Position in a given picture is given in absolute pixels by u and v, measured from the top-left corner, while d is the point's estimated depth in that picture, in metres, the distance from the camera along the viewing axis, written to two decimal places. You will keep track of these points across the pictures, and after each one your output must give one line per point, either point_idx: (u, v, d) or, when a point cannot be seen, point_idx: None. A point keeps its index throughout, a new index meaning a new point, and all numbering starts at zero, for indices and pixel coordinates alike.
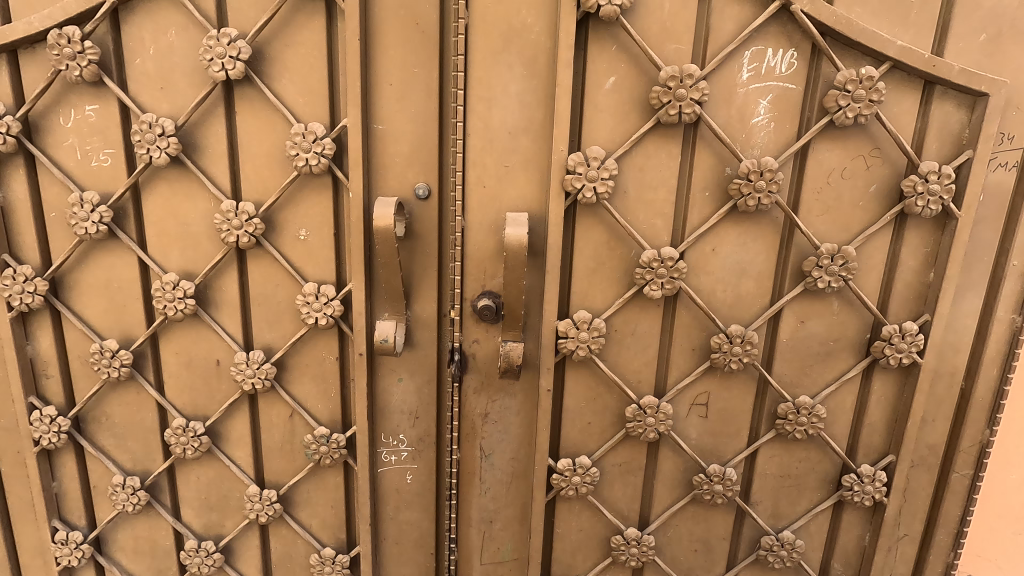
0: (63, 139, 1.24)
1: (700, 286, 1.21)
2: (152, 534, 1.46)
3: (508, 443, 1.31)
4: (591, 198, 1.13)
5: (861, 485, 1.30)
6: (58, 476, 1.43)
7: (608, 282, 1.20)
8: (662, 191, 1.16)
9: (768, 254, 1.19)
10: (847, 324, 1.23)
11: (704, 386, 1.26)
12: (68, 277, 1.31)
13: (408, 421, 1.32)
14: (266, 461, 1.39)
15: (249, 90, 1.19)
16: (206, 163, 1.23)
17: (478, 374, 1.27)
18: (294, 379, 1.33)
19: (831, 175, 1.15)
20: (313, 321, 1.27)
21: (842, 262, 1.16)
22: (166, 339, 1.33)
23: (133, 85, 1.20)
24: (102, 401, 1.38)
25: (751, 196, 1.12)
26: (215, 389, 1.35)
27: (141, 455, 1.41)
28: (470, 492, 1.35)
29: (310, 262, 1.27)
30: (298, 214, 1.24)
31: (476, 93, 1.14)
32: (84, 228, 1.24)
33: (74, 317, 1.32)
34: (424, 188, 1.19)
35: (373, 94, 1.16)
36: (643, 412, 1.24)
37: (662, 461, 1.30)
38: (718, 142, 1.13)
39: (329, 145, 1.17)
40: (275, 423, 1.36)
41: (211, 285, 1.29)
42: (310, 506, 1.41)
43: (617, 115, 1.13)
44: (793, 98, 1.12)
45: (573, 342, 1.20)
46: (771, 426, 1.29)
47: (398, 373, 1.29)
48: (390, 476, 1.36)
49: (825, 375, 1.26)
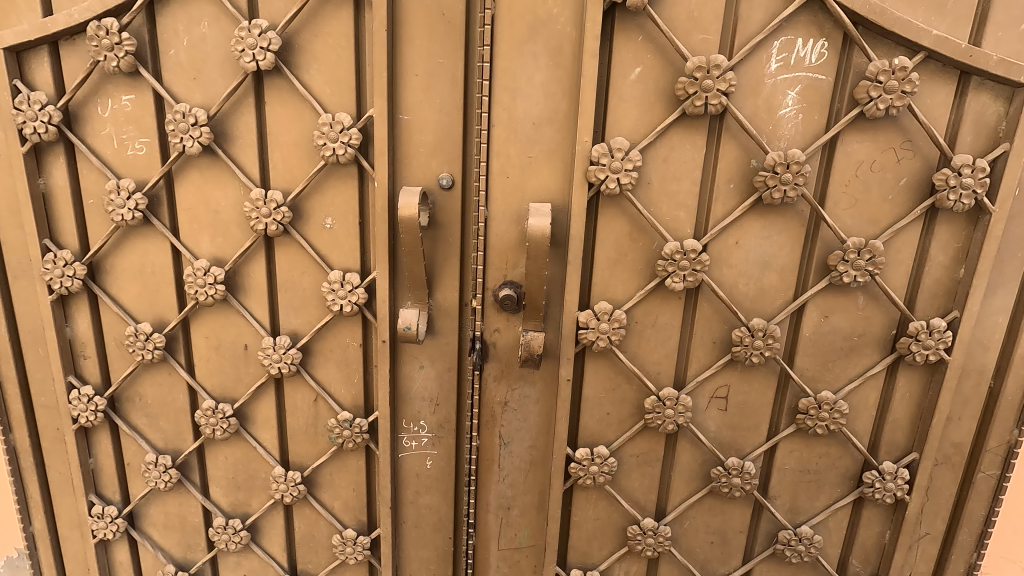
0: (101, 128, 1.28)
1: (722, 278, 1.20)
2: (182, 511, 1.52)
3: (526, 431, 1.33)
4: (614, 189, 1.13)
5: (883, 482, 1.29)
6: (94, 452, 1.50)
7: (629, 273, 1.20)
8: (686, 183, 1.15)
9: (793, 248, 1.18)
10: (872, 320, 1.21)
11: (724, 379, 1.26)
12: (105, 262, 1.36)
13: (429, 407, 1.35)
14: (291, 443, 1.43)
15: (279, 81, 1.21)
16: (236, 152, 1.26)
17: (499, 362, 1.29)
18: (319, 364, 1.37)
19: (860, 168, 1.13)
20: (339, 307, 1.30)
21: (868, 257, 1.15)
22: (196, 323, 1.37)
23: (167, 75, 1.23)
24: (135, 382, 1.43)
25: (777, 189, 1.11)
26: (243, 373, 1.39)
27: (172, 435, 1.46)
28: (488, 478, 1.37)
29: (336, 250, 1.29)
30: (325, 203, 1.26)
31: (500, 84, 1.14)
32: (120, 215, 1.29)
33: (110, 301, 1.37)
34: (447, 177, 1.20)
35: (399, 85, 1.18)
36: (662, 403, 1.25)
37: (680, 453, 1.31)
38: (745, 133, 1.12)
39: (356, 135, 1.19)
40: (300, 407, 1.40)
41: (240, 272, 1.32)
42: (332, 488, 1.45)
43: (642, 106, 1.12)
44: (823, 89, 1.10)
45: (593, 332, 1.21)
46: (791, 420, 1.28)
47: (420, 360, 1.32)
48: (410, 461, 1.39)
49: (848, 371, 1.25)
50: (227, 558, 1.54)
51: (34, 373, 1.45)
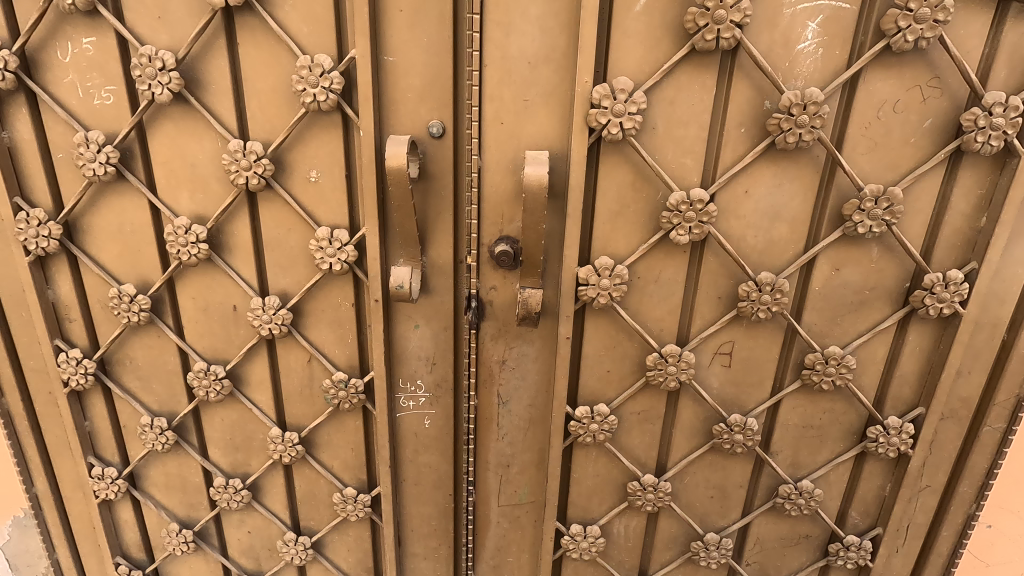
0: (63, 76, 1.19)
1: (730, 231, 1.14)
2: (182, 471, 1.52)
3: (525, 390, 1.30)
4: (616, 134, 1.04)
5: (887, 437, 1.27)
6: (90, 415, 1.48)
7: (631, 227, 1.13)
8: (693, 128, 1.07)
9: (805, 197, 1.11)
10: (885, 272, 1.16)
11: (729, 334, 1.22)
12: (81, 221, 1.29)
13: (426, 366, 1.34)
14: (287, 404, 1.42)
15: (251, 19, 1.11)
16: (210, 100, 1.17)
17: (496, 321, 1.24)
18: (311, 325, 1.33)
19: (881, 109, 1.05)
20: (328, 266, 1.25)
21: (886, 205, 1.08)
22: (182, 283, 1.32)
23: (129, 15, 1.13)
24: (124, 344, 1.39)
25: (792, 132, 1.03)
26: (233, 334, 1.36)
27: (166, 398, 1.44)
28: (487, 437, 1.36)
29: (322, 206, 1.23)
30: (307, 154, 1.19)
31: (492, 18, 1.02)
32: (92, 169, 1.21)
33: (90, 261, 1.31)
34: (437, 125, 1.13)
35: (382, 23, 1.09)
36: (665, 360, 1.21)
37: (681, 409, 1.29)
38: (759, 71, 1.02)
39: (338, 79, 1.10)
40: (294, 368, 1.38)
41: (224, 230, 1.26)
42: (331, 448, 1.45)
43: (646, 42, 1.01)
44: (846, 19, 1.00)
45: (594, 289, 1.15)
46: (796, 376, 1.25)
47: (415, 319, 1.29)
48: (408, 420, 1.39)
49: (857, 326, 1.21)
50: (230, 516, 1.56)
51: (19, 337, 1.41)
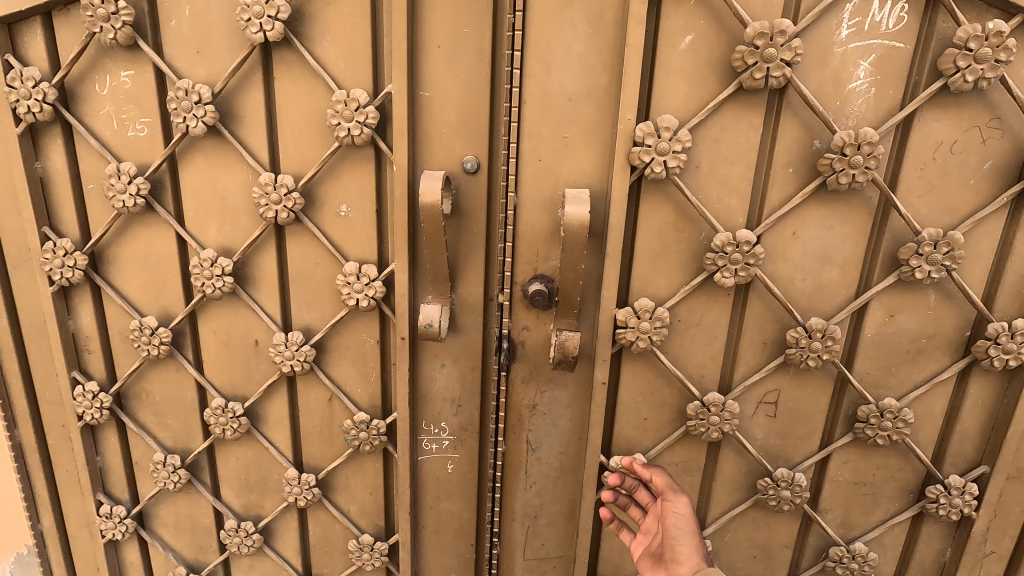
0: (100, 108, 1.19)
1: (777, 274, 1.08)
2: (193, 512, 1.45)
3: (556, 436, 1.23)
4: (660, 173, 1.00)
5: (949, 497, 1.17)
6: (102, 450, 1.43)
7: (672, 268, 1.08)
8: (739, 166, 1.03)
9: (857, 240, 1.06)
10: (943, 319, 1.09)
11: (775, 383, 1.15)
12: (107, 251, 1.28)
13: (451, 409, 1.28)
14: (305, 444, 1.36)
15: (288, 53, 1.11)
16: (243, 133, 1.16)
17: (527, 363, 1.19)
18: (334, 363, 1.29)
19: (938, 150, 1.00)
20: (354, 302, 1.21)
21: (946, 250, 1.02)
22: (204, 316, 1.29)
23: (169, 49, 1.14)
24: (142, 378, 1.36)
25: (845, 173, 0.98)
26: (254, 370, 1.31)
27: (181, 434, 1.39)
28: (515, 485, 1.28)
29: (351, 240, 1.20)
30: (339, 188, 1.17)
31: (533, 55, 1.01)
32: (121, 201, 1.20)
33: (113, 292, 1.29)
34: (472, 160, 1.10)
35: (419, 59, 1.07)
36: (707, 410, 1.14)
37: (722, 461, 1.21)
38: (809, 110, 0.99)
39: (373, 114, 1.09)
40: (314, 406, 1.33)
41: (250, 263, 1.24)
42: (348, 491, 1.38)
43: (691, 80, 0.98)
44: (900, 58, 0.96)
45: (633, 332, 1.09)
46: (847, 429, 1.17)
47: (441, 359, 1.24)
48: (431, 465, 1.32)
49: (914, 376, 1.13)
50: (240, 561, 1.48)
51: (37, 368, 1.38)
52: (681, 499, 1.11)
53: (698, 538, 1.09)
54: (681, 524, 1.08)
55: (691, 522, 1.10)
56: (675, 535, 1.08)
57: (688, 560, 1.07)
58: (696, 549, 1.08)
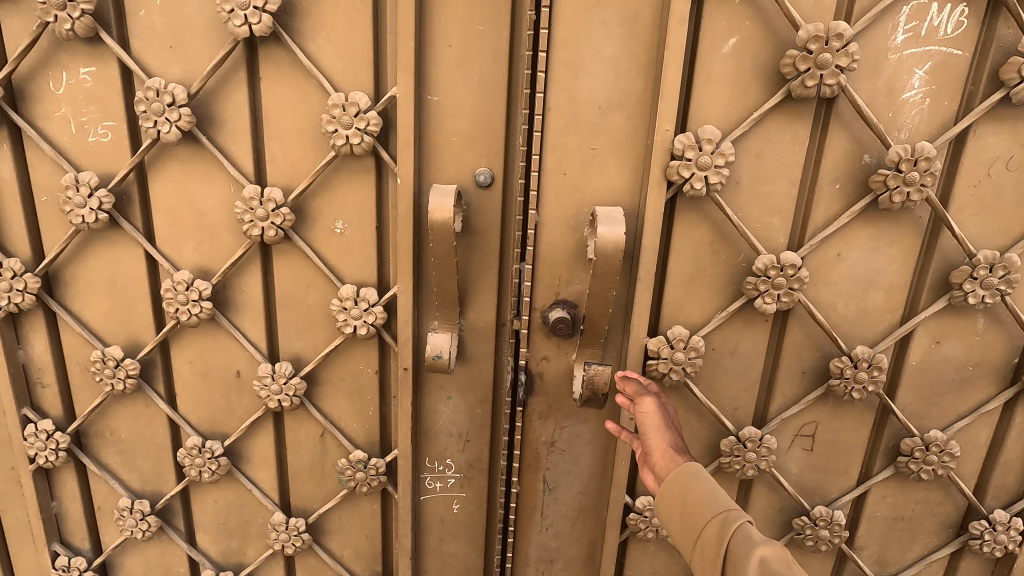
0: (54, 109, 1.03)
1: (819, 298, 0.99)
2: (164, 561, 1.29)
3: (576, 474, 1.12)
4: (700, 189, 0.90)
5: (993, 533, 1.11)
6: (58, 495, 1.26)
7: (707, 292, 0.99)
8: (783, 182, 0.94)
9: (905, 262, 0.98)
10: (991, 346, 1.02)
11: (813, 415, 1.06)
12: (63, 272, 1.12)
13: (457, 445, 1.15)
14: (293, 484, 1.22)
15: (277, 50, 0.98)
16: (224, 140, 1.02)
17: (545, 397, 1.08)
18: (327, 396, 1.15)
19: (993, 166, 0.93)
20: (351, 330, 1.08)
21: (1002, 274, 0.95)
22: (178, 345, 1.14)
23: (136, 43, 0.99)
24: (105, 415, 1.20)
25: (899, 191, 0.91)
26: (235, 405, 1.17)
27: (151, 476, 1.24)
28: (528, 528, 1.17)
29: (347, 261, 1.07)
30: (333, 203, 1.04)
31: (559, 56, 0.90)
32: (80, 216, 1.04)
33: (71, 319, 1.13)
34: (486, 173, 0.99)
35: (428, 59, 0.95)
36: (743, 446, 1.05)
37: (754, 499, 1.12)
38: (859, 122, 0.90)
39: (375, 120, 0.96)
40: (303, 444, 1.19)
41: (231, 286, 1.09)
42: (341, 536, 1.25)
43: (733, 87, 0.89)
44: (957, 67, 0.89)
45: (665, 363, 0.99)
46: (887, 463, 1.09)
47: (447, 391, 1.12)
48: (435, 506, 1.20)
49: (958, 407, 1.06)
50: None
51: None
52: (649, 400, 0.92)
53: (676, 437, 0.89)
54: (648, 424, 0.90)
55: (666, 414, 0.92)
56: (642, 431, 0.91)
57: (658, 450, 0.88)
58: (667, 437, 0.89)
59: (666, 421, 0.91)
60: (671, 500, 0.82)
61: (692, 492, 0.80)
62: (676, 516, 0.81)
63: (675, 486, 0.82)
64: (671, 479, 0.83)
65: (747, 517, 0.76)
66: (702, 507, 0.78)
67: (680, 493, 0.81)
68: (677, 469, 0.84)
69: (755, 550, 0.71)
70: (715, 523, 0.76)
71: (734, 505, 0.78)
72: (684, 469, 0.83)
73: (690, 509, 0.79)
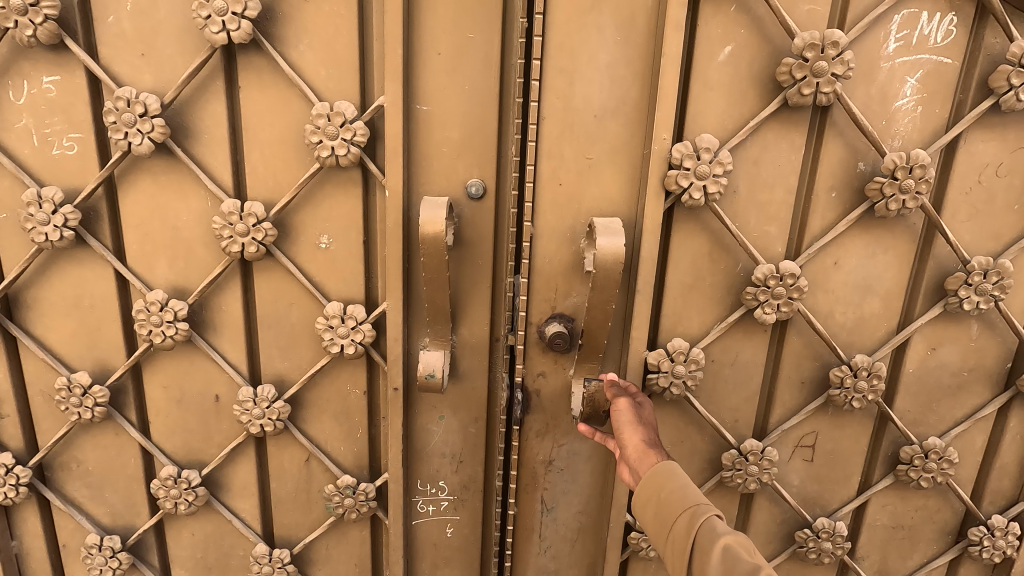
0: (14, 120, 0.96)
1: (817, 307, 0.98)
2: None
3: (575, 494, 1.09)
4: (698, 199, 0.89)
5: (992, 539, 1.11)
6: (18, 534, 1.17)
7: (706, 303, 0.97)
8: (779, 191, 0.93)
9: (900, 269, 0.97)
10: (985, 351, 1.02)
11: (813, 425, 1.05)
12: (25, 294, 1.04)
13: (451, 466, 1.10)
14: (277, 513, 1.15)
15: (257, 58, 0.93)
16: (200, 151, 0.97)
17: (543, 414, 1.04)
18: (312, 418, 1.10)
19: (983, 172, 0.94)
20: (338, 349, 1.03)
21: (995, 279, 0.96)
22: (151, 369, 1.07)
23: (105, 50, 0.93)
24: (71, 445, 1.12)
25: (894, 198, 0.90)
26: (213, 431, 1.10)
27: (121, 509, 1.15)
28: (526, 551, 1.12)
29: (333, 277, 1.02)
30: (318, 217, 0.99)
31: (554, 64, 0.87)
32: (43, 234, 0.98)
33: (33, 344, 1.05)
34: (478, 185, 0.95)
35: (416, 67, 0.92)
36: (745, 459, 1.03)
37: (756, 512, 1.09)
38: (854, 130, 0.90)
39: (362, 130, 0.93)
40: (287, 470, 1.13)
41: (209, 305, 1.03)
42: (329, 565, 1.18)
43: (730, 96, 0.88)
44: (948, 75, 0.89)
45: (666, 377, 0.97)
46: (887, 471, 1.09)
47: (440, 410, 1.07)
48: (427, 530, 1.14)
49: (954, 413, 1.06)
50: None
51: None
52: (623, 399, 0.89)
53: (650, 432, 0.86)
54: (621, 419, 0.87)
55: (641, 412, 0.89)
56: (616, 428, 0.87)
57: (632, 445, 0.84)
58: (641, 433, 0.85)
59: (640, 418, 0.88)
60: (645, 498, 0.78)
61: (664, 490, 0.77)
62: (647, 512, 0.78)
63: (648, 484, 0.79)
64: (645, 478, 0.79)
65: (716, 511, 0.73)
66: (673, 504, 0.75)
67: (653, 491, 0.78)
68: (650, 466, 0.81)
69: (720, 542, 0.69)
70: (684, 520, 0.73)
71: (705, 501, 0.75)
72: (657, 467, 0.79)
73: (662, 507, 0.76)
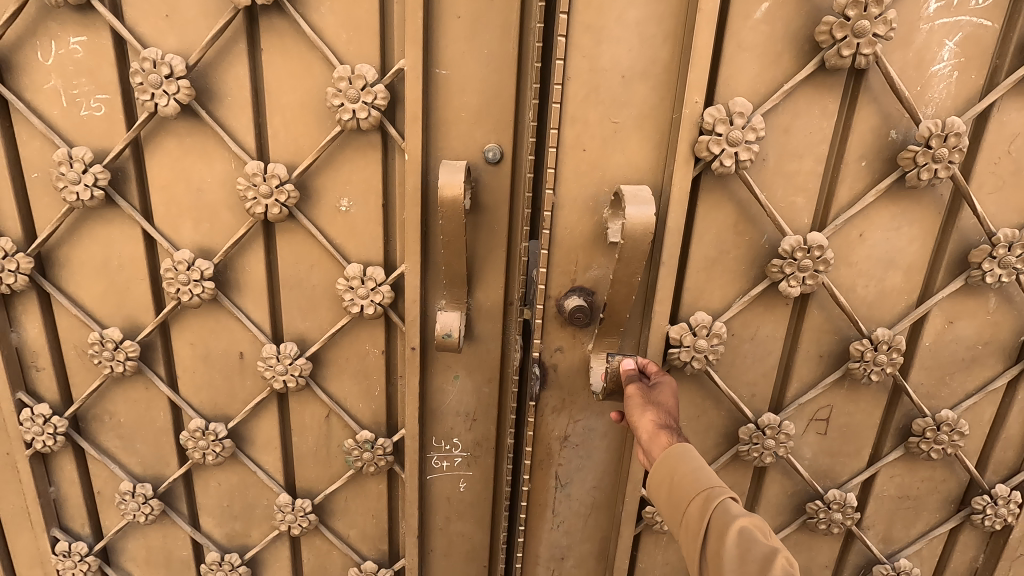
0: (43, 81, 0.99)
1: (839, 279, 1.00)
2: (166, 544, 1.28)
3: (589, 469, 1.13)
4: (729, 167, 0.90)
5: (994, 508, 1.15)
6: (56, 480, 1.24)
7: (728, 277, 0.99)
8: (808, 161, 0.94)
9: (924, 242, 0.99)
10: (1001, 325, 1.04)
11: (829, 399, 1.08)
12: (57, 252, 1.08)
13: (464, 424, 1.15)
14: (298, 467, 1.21)
15: (277, 20, 0.94)
16: (224, 114, 0.99)
17: (559, 391, 1.07)
18: (332, 376, 1.14)
19: (1014, 142, 0.94)
20: (357, 310, 1.06)
21: (1020, 252, 0.97)
22: (179, 327, 1.11)
23: (129, 11, 0.94)
24: (104, 399, 1.17)
25: (927, 167, 0.91)
26: (237, 388, 1.15)
27: (152, 459, 1.22)
28: (539, 526, 1.17)
29: (353, 240, 1.05)
30: (338, 180, 1.01)
31: (581, 21, 0.87)
32: (74, 193, 1.01)
33: (66, 300, 1.10)
34: (495, 150, 0.97)
35: (435, 30, 0.93)
36: (762, 433, 1.07)
37: (768, 485, 1.13)
38: (888, 95, 0.90)
39: (382, 94, 0.94)
40: (308, 427, 1.18)
41: (233, 266, 1.07)
42: (346, 516, 1.25)
43: (762, 58, 0.89)
44: (986, 39, 0.89)
45: (688, 351, 1.00)
46: (898, 443, 1.12)
47: (454, 370, 1.11)
48: (441, 485, 1.20)
49: (967, 385, 1.08)
50: None
51: None
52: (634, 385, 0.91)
53: (663, 415, 0.86)
54: (631, 401, 0.88)
55: (654, 395, 0.89)
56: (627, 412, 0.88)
57: (644, 428, 0.84)
58: (652, 414, 0.85)
59: (654, 402, 0.88)
60: (658, 481, 0.80)
61: (677, 473, 0.77)
62: (660, 492, 0.79)
63: (660, 466, 0.80)
64: (657, 461, 0.80)
65: (730, 492, 0.74)
66: (686, 487, 0.76)
67: (667, 473, 0.79)
68: (664, 448, 0.81)
69: (733, 524, 0.70)
70: (698, 504, 0.74)
71: (718, 483, 0.76)
72: (671, 450, 0.80)
73: (675, 490, 0.77)
